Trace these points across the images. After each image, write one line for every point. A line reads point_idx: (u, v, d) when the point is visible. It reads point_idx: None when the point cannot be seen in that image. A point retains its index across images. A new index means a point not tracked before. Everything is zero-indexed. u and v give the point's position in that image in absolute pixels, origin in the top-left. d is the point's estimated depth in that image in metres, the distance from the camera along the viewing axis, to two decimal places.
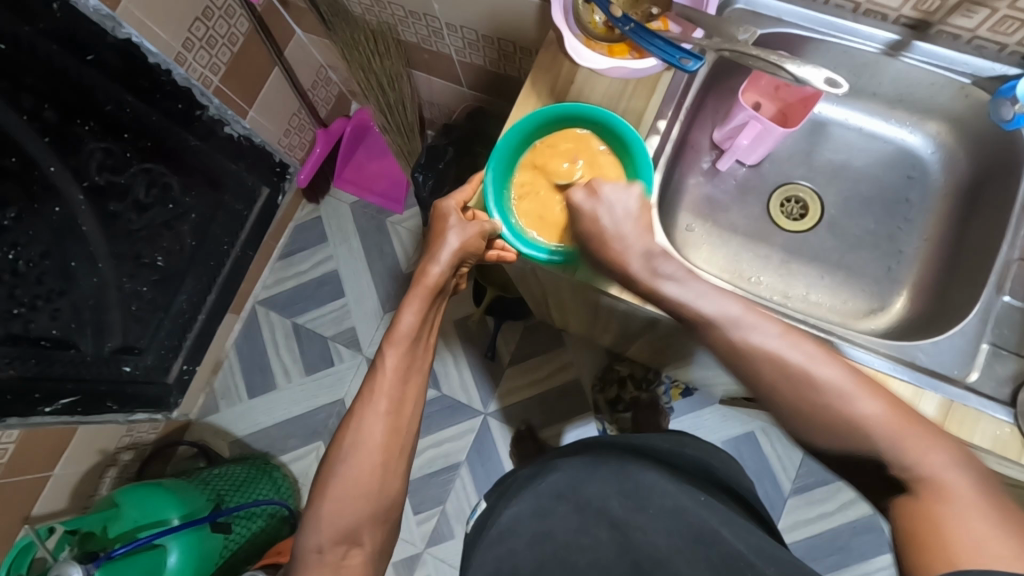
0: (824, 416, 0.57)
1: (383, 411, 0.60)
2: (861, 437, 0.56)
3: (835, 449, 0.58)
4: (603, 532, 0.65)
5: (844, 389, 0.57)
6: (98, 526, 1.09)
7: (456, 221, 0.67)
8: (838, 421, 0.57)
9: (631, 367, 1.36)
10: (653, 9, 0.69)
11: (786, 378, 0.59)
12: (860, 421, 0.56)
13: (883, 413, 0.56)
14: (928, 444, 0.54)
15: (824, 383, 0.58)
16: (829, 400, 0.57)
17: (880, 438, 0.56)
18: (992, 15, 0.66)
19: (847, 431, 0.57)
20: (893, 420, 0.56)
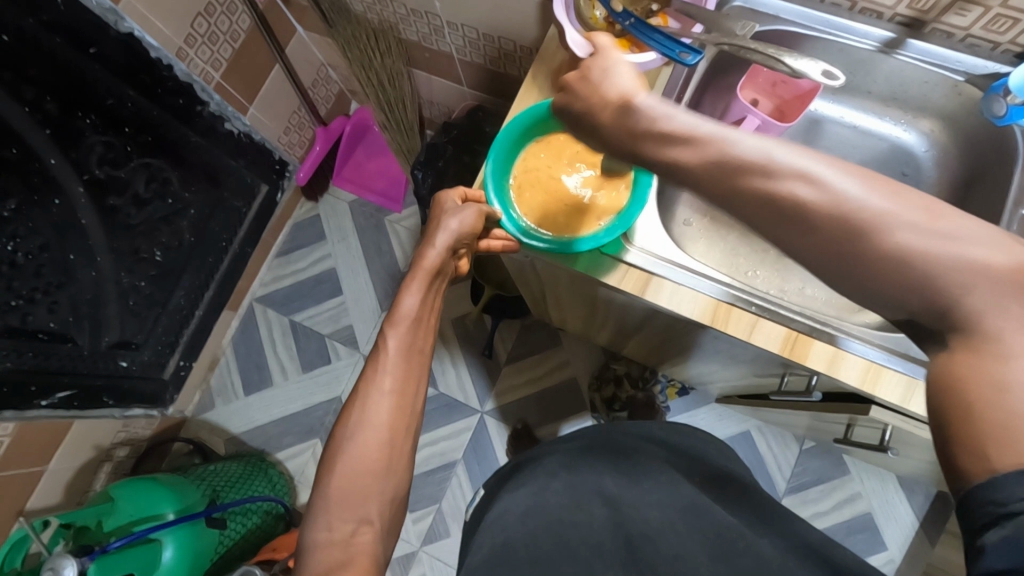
0: (851, 265, 0.38)
1: (388, 388, 0.60)
2: (904, 279, 0.37)
3: (880, 299, 0.38)
4: (597, 510, 0.63)
5: (885, 207, 0.37)
6: (92, 520, 1.10)
7: (452, 207, 0.70)
8: (866, 264, 0.37)
9: (628, 366, 1.37)
10: (654, 6, 0.71)
11: (796, 212, 0.38)
12: (906, 254, 0.37)
13: (923, 241, 0.36)
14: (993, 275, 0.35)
15: (850, 214, 0.37)
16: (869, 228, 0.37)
17: (939, 282, 0.36)
18: (984, 13, 0.67)
19: (884, 275, 0.37)
20: (937, 253, 0.36)
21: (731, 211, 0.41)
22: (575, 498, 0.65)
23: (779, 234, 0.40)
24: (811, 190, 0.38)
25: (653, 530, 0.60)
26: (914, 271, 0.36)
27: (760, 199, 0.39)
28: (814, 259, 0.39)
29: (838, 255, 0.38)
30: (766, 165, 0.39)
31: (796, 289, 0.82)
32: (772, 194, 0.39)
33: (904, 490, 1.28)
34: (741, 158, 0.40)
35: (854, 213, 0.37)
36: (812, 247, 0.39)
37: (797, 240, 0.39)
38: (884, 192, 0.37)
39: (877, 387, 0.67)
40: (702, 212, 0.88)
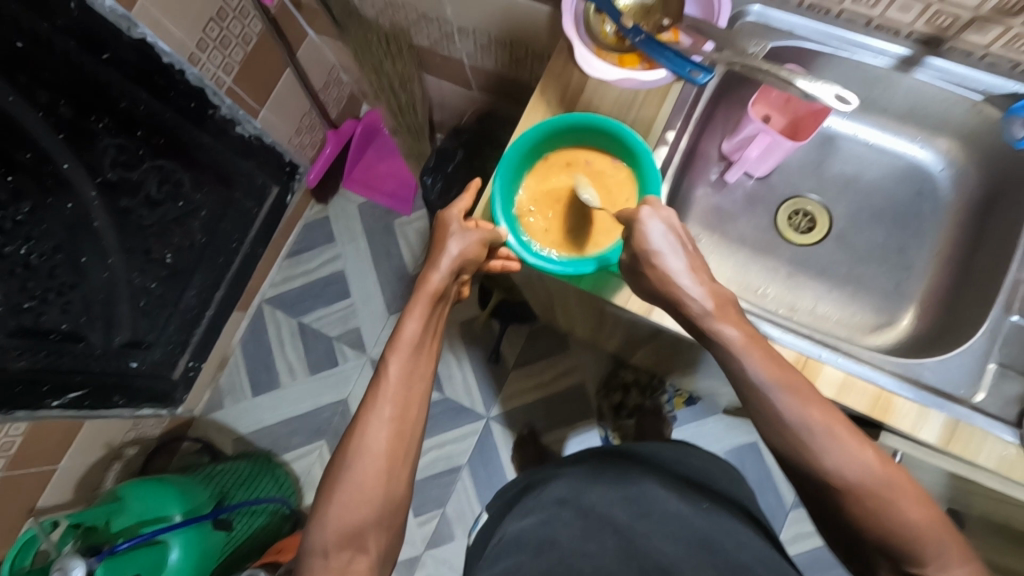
0: (876, 516, 0.57)
1: (387, 417, 0.60)
2: (912, 540, 0.56)
3: (881, 541, 0.57)
4: (609, 539, 0.63)
5: (898, 492, 0.56)
6: (101, 520, 1.08)
7: (457, 230, 0.68)
8: (893, 524, 0.56)
9: (636, 374, 1.36)
10: (664, 21, 0.69)
11: (860, 473, 0.57)
12: (909, 527, 0.56)
13: (932, 522, 0.56)
14: (962, 557, 0.56)
15: (894, 493, 0.56)
16: (885, 503, 0.56)
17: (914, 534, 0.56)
18: (1005, 32, 0.66)
19: (901, 533, 0.56)
20: (934, 533, 0.56)
21: (812, 458, 0.58)
22: (584, 525, 0.64)
23: (830, 476, 0.58)
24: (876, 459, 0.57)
25: (670, 560, 0.60)
26: (912, 535, 0.56)
27: (829, 442, 0.58)
28: (854, 496, 0.57)
29: (872, 501, 0.57)
30: (852, 441, 0.58)
31: (807, 308, 0.83)
32: (845, 455, 0.57)
33: None
34: (830, 429, 0.58)
35: (891, 495, 0.56)
36: (857, 494, 0.57)
37: (854, 491, 0.57)
38: (910, 485, 0.57)
39: (888, 417, 0.65)
40: (711, 228, 0.86)
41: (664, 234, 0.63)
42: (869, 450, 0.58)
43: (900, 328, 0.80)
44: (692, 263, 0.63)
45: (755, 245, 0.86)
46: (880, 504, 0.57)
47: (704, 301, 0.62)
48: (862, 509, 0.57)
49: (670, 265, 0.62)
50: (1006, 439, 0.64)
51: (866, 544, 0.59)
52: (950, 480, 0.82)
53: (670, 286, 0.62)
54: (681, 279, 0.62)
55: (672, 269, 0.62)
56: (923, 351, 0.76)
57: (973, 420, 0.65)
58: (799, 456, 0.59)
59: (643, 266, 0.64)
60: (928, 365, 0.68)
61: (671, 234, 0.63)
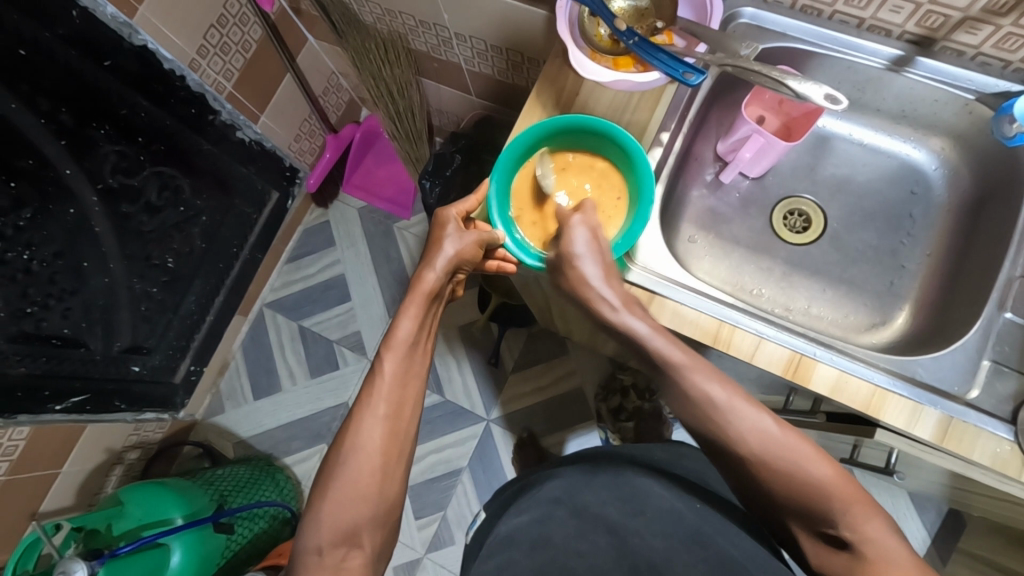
0: (781, 480, 0.56)
1: (382, 415, 0.60)
2: (819, 500, 0.55)
3: (796, 508, 0.56)
4: (600, 538, 0.64)
5: (798, 449, 0.56)
6: (103, 524, 1.10)
7: (454, 231, 0.68)
8: (799, 486, 0.55)
9: (635, 377, 1.34)
10: (659, 23, 0.71)
11: (760, 438, 0.57)
12: (816, 485, 0.55)
13: (838, 479, 0.55)
14: (874, 510, 0.54)
15: (795, 452, 0.56)
16: (788, 463, 0.56)
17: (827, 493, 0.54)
18: (996, 32, 0.67)
19: (812, 496, 0.55)
20: (843, 490, 0.55)
21: (714, 429, 0.59)
22: (579, 524, 0.65)
23: (736, 446, 0.58)
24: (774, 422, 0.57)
25: (661, 557, 0.62)
26: (821, 494, 0.55)
27: (726, 410, 0.59)
28: (759, 462, 0.57)
29: (776, 465, 0.56)
30: (746, 408, 0.58)
31: (802, 308, 0.83)
32: (743, 422, 0.58)
33: (916, 505, 1.24)
34: (728, 399, 0.59)
35: (794, 456, 0.56)
36: (761, 460, 0.57)
37: (757, 458, 0.57)
38: (811, 444, 0.57)
39: (882, 413, 0.66)
40: (707, 229, 0.86)
41: (584, 240, 0.66)
42: (766, 415, 0.58)
43: (895, 327, 0.81)
44: (606, 270, 0.66)
45: (750, 246, 0.86)
46: (785, 465, 0.56)
47: (613, 299, 0.65)
48: (769, 476, 0.57)
49: (586, 270, 0.65)
50: (1000, 436, 0.64)
51: (786, 513, 0.57)
52: (947, 478, 0.83)
53: (584, 286, 0.65)
54: (596, 283, 0.65)
55: (587, 275, 0.65)
56: (918, 349, 0.76)
57: (967, 417, 0.65)
58: (706, 430, 0.60)
59: (564, 265, 0.66)
60: (923, 364, 0.68)
61: (590, 240, 0.66)
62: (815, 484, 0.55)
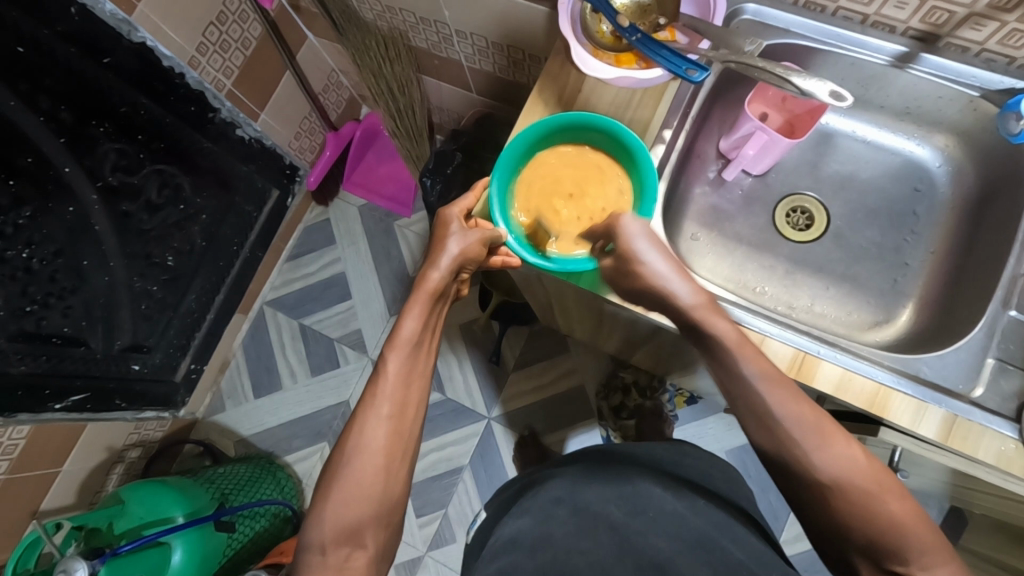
0: (854, 511, 0.56)
1: (385, 414, 0.60)
2: (895, 538, 0.54)
3: (866, 542, 0.56)
4: (603, 536, 0.63)
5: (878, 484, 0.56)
6: (104, 523, 1.10)
7: (457, 229, 0.68)
8: (874, 519, 0.55)
9: (636, 375, 1.34)
10: (661, 19, 0.69)
11: (844, 468, 0.57)
12: (889, 519, 0.55)
13: (914, 517, 0.55)
14: (947, 557, 0.55)
15: (878, 486, 0.56)
16: (862, 496, 0.56)
17: (896, 529, 0.55)
18: (1001, 28, 0.66)
19: (882, 530, 0.55)
20: (921, 533, 0.55)
21: (796, 457, 0.58)
22: (580, 523, 0.64)
23: (814, 475, 0.58)
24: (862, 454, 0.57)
25: (666, 557, 0.60)
26: (896, 533, 0.55)
27: (817, 437, 0.58)
28: (843, 491, 0.56)
29: (860, 497, 0.56)
30: (839, 438, 0.58)
31: (805, 306, 0.83)
32: (831, 452, 0.57)
33: (917, 502, 1.25)
34: (811, 429, 0.58)
35: (872, 491, 0.56)
36: (844, 487, 0.56)
37: (837, 487, 0.57)
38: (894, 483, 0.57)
39: (887, 411, 0.65)
40: (709, 227, 0.86)
41: (644, 232, 0.66)
42: (856, 447, 0.58)
43: (898, 325, 0.80)
44: (674, 265, 0.66)
45: (753, 244, 0.86)
46: (860, 498, 0.56)
47: (687, 294, 0.65)
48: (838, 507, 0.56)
49: (655, 264, 0.65)
50: (1005, 434, 0.64)
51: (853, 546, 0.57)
52: (949, 476, 0.82)
53: (655, 284, 0.65)
54: (667, 279, 0.65)
55: (657, 272, 0.65)
56: (921, 347, 0.76)
57: (972, 415, 0.65)
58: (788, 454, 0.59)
59: (631, 263, 0.65)
60: (927, 361, 0.68)
61: (647, 232, 0.66)
62: (893, 519, 0.55)
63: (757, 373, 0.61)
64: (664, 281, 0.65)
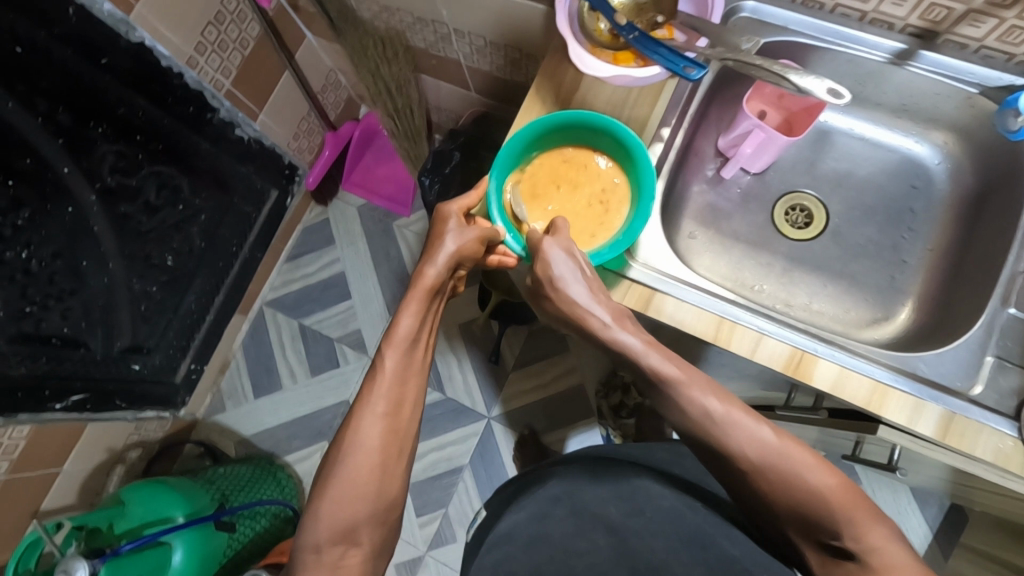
0: (781, 489, 0.55)
1: (381, 412, 0.60)
2: (824, 514, 0.54)
3: (797, 517, 0.55)
4: (600, 537, 0.68)
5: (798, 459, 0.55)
6: (104, 522, 1.09)
7: (454, 226, 0.68)
8: (798, 494, 0.54)
9: (636, 371, 1.29)
10: (659, 18, 0.70)
11: (758, 448, 0.56)
12: (815, 493, 0.54)
13: (839, 488, 0.54)
14: (875, 516, 0.54)
15: (792, 461, 0.55)
16: (784, 472, 0.55)
17: (827, 504, 0.54)
18: (999, 24, 0.66)
19: (812, 505, 0.54)
20: (845, 498, 0.54)
21: (715, 442, 0.58)
22: (577, 522, 0.67)
23: (735, 458, 0.57)
24: (772, 435, 0.56)
25: None
26: (821, 504, 0.54)
27: (729, 424, 0.57)
28: (766, 476, 0.55)
29: (781, 480, 0.55)
30: (748, 418, 0.57)
31: (803, 304, 0.83)
32: (741, 433, 0.56)
33: (917, 500, 1.25)
34: (725, 409, 0.58)
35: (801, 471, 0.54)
36: (764, 473, 0.55)
37: (755, 468, 0.56)
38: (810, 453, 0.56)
39: (885, 410, 0.65)
40: (707, 225, 0.86)
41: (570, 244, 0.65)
42: (764, 424, 0.57)
43: (897, 323, 0.80)
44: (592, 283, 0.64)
45: (751, 242, 0.86)
46: (784, 475, 0.55)
47: (603, 315, 0.63)
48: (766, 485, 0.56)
49: (572, 290, 0.63)
50: (1003, 432, 0.64)
51: (790, 524, 0.56)
52: (949, 474, 0.82)
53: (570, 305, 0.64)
54: (584, 301, 0.63)
55: (575, 296, 0.63)
56: (920, 345, 0.76)
57: (970, 413, 0.65)
58: (710, 446, 0.58)
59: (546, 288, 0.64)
60: (925, 359, 0.68)
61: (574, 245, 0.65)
62: (816, 493, 0.54)
63: (671, 370, 0.60)
64: (579, 307, 0.63)
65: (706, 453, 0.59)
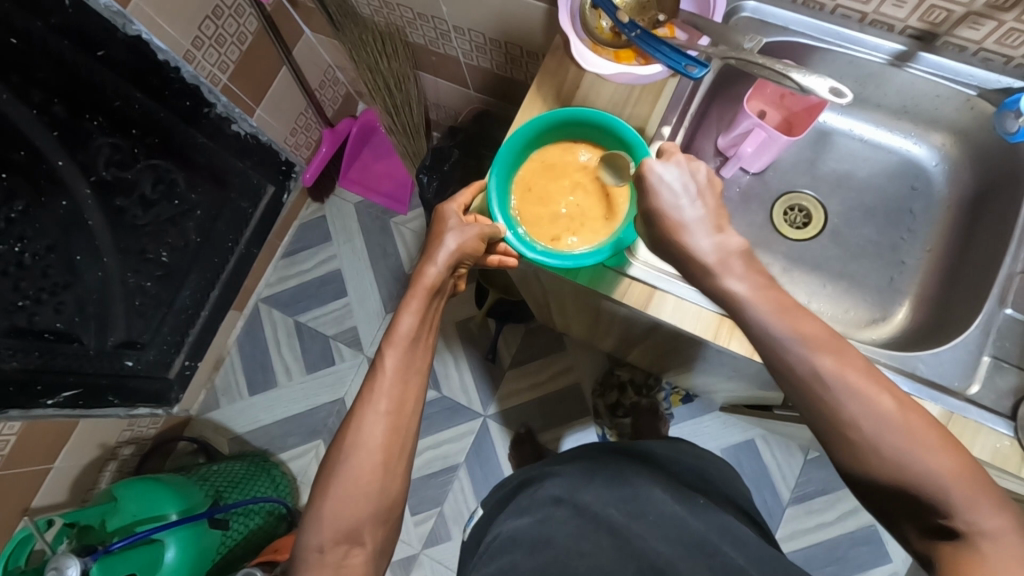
0: (893, 468, 0.50)
1: (383, 411, 0.60)
2: (935, 493, 0.49)
3: (904, 499, 0.51)
4: (603, 539, 0.62)
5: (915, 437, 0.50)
6: (96, 520, 1.10)
7: (455, 224, 0.68)
8: (911, 476, 0.50)
9: (632, 372, 1.35)
10: (660, 16, 0.71)
11: (876, 422, 0.50)
12: (933, 475, 0.49)
13: (959, 471, 0.49)
14: (995, 502, 0.49)
15: (910, 439, 0.50)
16: (898, 451, 0.50)
17: (943, 492, 0.49)
18: (998, 27, 0.67)
19: (924, 487, 0.49)
20: (964, 482, 0.49)
21: (827, 411, 0.52)
22: (580, 523, 0.63)
23: (847, 431, 0.51)
24: (894, 405, 0.51)
25: (664, 559, 0.59)
26: (936, 486, 0.49)
27: (847, 392, 0.51)
28: (874, 451, 0.51)
29: (894, 454, 0.50)
30: (868, 386, 0.51)
31: (802, 304, 0.83)
32: (862, 405, 0.51)
33: None
34: (847, 376, 0.51)
35: (918, 447, 0.50)
36: (875, 445, 0.51)
37: (868, 443, 0.51)
38: (930, 428, 0.51)
39: None
40: None
41: (676, 181, 0.58)
42: (886, 395, 0.51)
43: (895, 322, 0.81)
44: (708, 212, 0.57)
45: (750, 241, 0.86)
46: (897, 454, 0.50)
47: (716, 247, 0.55)
48: (877, 465, 0.51)
49: (687, 217, 0.57)
50: (1000, 431, 0.64)
51: (889, 501, 0.52)
52: None
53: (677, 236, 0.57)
54: (695, 230, 0.56)
55: (688, 222, 0.57)
56: (918, 345, 0.76)
57: (968, 412, 0.65)
58: (814, 411, 0.53)
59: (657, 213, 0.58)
60: (924, 358, 0.68)
61: (686, 182, 0.58)
62: (933, 475, 0.49)
63: (787, 324, 0.53)
64: (692, 232, 0.56)
65: (811, 420, 0.54)
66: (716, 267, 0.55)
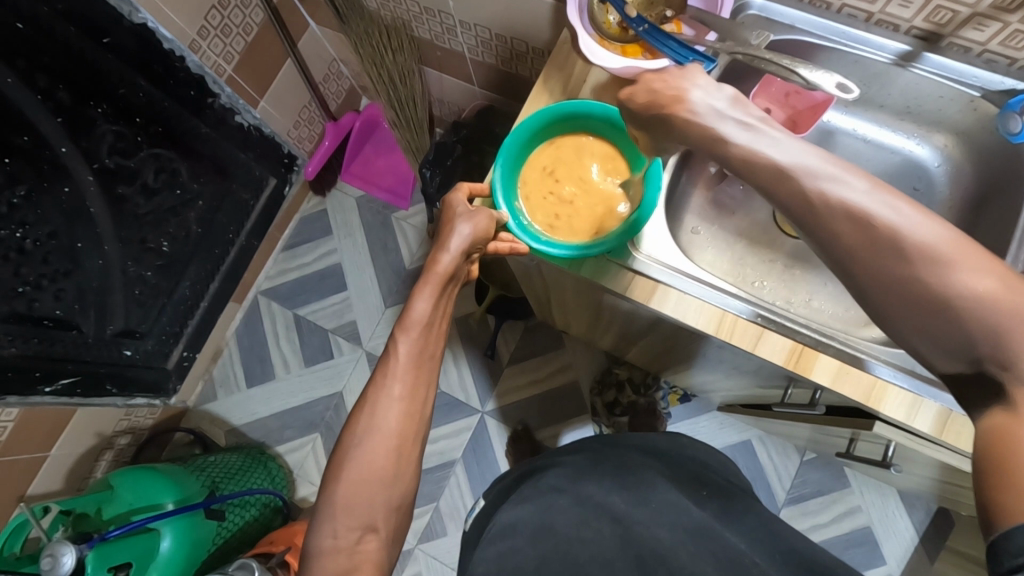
0: (909, 293, 0.40)
1: (396, 396, 0.60)
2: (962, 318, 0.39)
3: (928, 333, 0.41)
4: (605, 526, 0.62)
5: (944, 250, 0.39)
6: (91, 508, 1.09)
7: (462, 211, 0.68)
8: (933, 298, 0.39)
9: (630, 371, 1.36)
10: (667, 12, 0.71)
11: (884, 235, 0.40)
12: (963, 297, 0.39)
13: (997, 289, 0.38)
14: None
15: (931, 251, 0.39)
16: (914, 272, 0.40)
17: (982, 320, 0.39)
18: (1003, 29, 0.67)
19: (950, 315, 0.39)
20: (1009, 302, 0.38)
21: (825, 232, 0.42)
22: (582, 512, 0.63)
23: (853, 257, 0.42)
24: (891, 227, 0.40)
25: (666, 549, 0.59)
26: (974, 313, 0.39)
27: (838, 232, 0.42)
28: (882, 290, 0.41)
29: (906, 289, 0.40)
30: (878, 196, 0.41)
31: (803, 300, 0.83)
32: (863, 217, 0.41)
33: (905, 504, 1.26)
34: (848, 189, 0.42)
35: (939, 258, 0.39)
36: (882, 273, 0.41)
37: (881, 267, 0.41)
38: (960, 240, 0.40)
39: (881, 404, 0.66)
40: (710, 220, 0.88)
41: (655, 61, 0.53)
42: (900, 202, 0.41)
43: None
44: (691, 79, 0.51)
45: (752, 239, 0.87)
46: (914, 275, 0.40)
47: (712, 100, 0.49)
48: (887, 293, 0.41)
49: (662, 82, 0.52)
50: None
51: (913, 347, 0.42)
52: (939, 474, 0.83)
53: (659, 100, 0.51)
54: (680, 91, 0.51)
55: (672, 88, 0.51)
56: None
57: None
58: (813, 237, 0.43)
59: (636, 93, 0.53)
60: None
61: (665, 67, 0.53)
62: (957, 298, 0.39)
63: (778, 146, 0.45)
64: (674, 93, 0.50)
65: None
66: (705, 115, 0.48)
